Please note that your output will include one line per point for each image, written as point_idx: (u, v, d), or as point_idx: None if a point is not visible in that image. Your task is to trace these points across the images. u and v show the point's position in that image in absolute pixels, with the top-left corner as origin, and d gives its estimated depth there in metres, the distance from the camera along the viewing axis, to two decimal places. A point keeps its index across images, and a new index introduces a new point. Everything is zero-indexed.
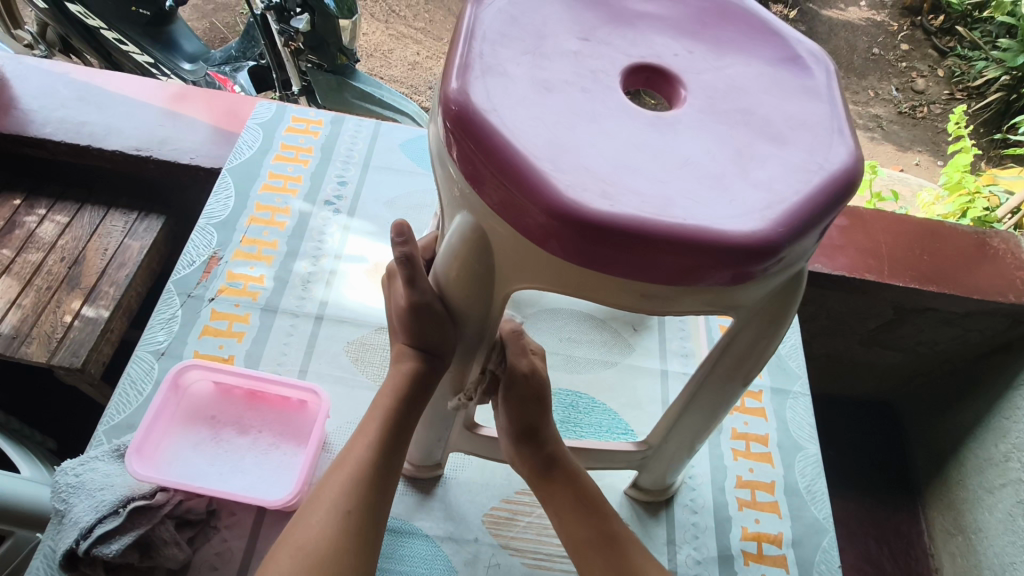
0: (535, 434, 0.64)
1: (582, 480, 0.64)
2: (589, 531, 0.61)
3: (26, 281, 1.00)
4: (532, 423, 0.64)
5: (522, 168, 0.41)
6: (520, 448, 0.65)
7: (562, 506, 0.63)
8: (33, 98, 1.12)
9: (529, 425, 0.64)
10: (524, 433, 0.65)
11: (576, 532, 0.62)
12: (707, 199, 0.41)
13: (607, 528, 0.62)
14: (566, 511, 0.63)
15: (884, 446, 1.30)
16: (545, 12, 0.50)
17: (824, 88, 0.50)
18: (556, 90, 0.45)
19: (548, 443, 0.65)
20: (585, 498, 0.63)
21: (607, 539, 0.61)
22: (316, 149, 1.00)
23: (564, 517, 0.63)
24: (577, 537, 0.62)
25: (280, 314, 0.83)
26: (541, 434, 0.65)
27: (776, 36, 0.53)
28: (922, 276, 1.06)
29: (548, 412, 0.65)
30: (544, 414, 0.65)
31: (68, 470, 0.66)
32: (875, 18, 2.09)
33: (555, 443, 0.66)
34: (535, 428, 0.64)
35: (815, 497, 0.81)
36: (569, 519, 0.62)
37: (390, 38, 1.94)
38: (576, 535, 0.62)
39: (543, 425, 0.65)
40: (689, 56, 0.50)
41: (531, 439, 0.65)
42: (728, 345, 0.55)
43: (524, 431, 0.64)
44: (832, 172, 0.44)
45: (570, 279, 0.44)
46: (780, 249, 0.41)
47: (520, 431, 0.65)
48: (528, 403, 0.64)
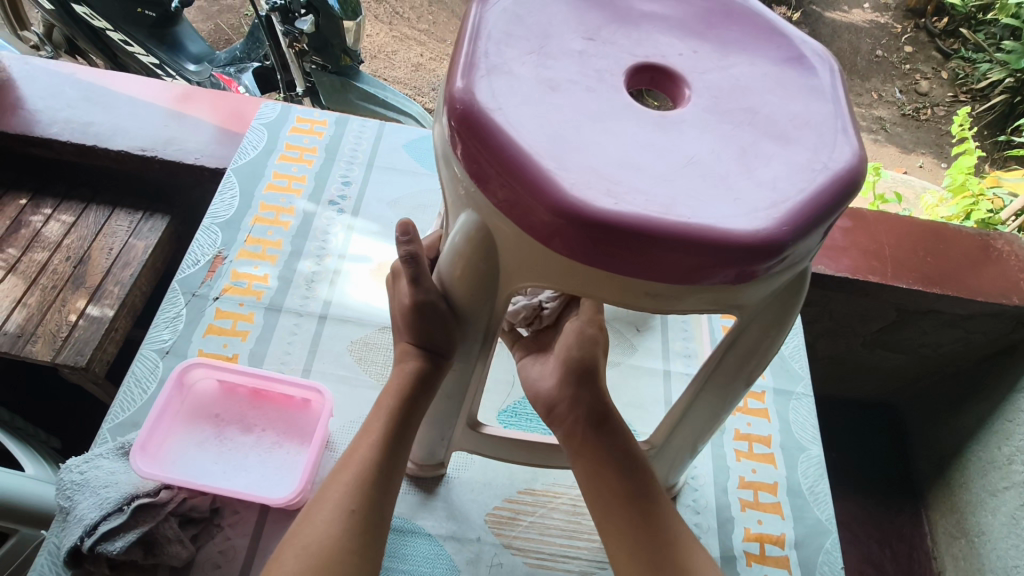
0: (591, 377, 0.66)
1: (626, 435, 0.64)
2: (624, 489, 0.61)
3: (31, 280, 1.01)
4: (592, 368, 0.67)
5: (527, 167, 0.41)
6: (573, 388, 0.66)
7: (603, 458, 0.62)
8: (40, 98, 1.12)
9: (587, 367, 0.67)
10: (581, 375, 0.67)
11: (609, 488, 0.61)
12: (712, 199, 0.42)
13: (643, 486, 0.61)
14: (604, 465, 0.62)
15: (886, 447, 1.30)
16: (551, 11, 0.50)
17: (828, 87, 0.50)
18: (561, 89, 0.45)
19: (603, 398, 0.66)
20: (626, 453, 0.63)
21: (643, 497, 0.60)
22: (320, 149, 1.01)
23: (601, 471, 0.62)
24: (609, 492, 0.61)
25: (284, 313, 0.83)
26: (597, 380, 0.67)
27: (781, 36, 0.53)
28: (925, 277, 1.06)
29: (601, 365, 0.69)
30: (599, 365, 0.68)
31: (73, 468, 0.66)
32: (878, 21, 2.10)
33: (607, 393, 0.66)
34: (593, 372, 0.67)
35: (818, 498, 0.81)
36: (606, 472, 0.61)
37: (394, 40, 1.95)
38: (611, 489, 0.61)
39: (600, 377, 0.67)
40: (693, 56, 0.50)
41: (585, 381, 0.66)
42: (730, 346, 0.55)
43: (582, 372, 0.67)
44: (837, 171, 0.44)
45: (575, 278, 0.44)
46: (785, 247, 0.42)
47: (579, 372, 0.67)
48: (585, 351, 0.68)
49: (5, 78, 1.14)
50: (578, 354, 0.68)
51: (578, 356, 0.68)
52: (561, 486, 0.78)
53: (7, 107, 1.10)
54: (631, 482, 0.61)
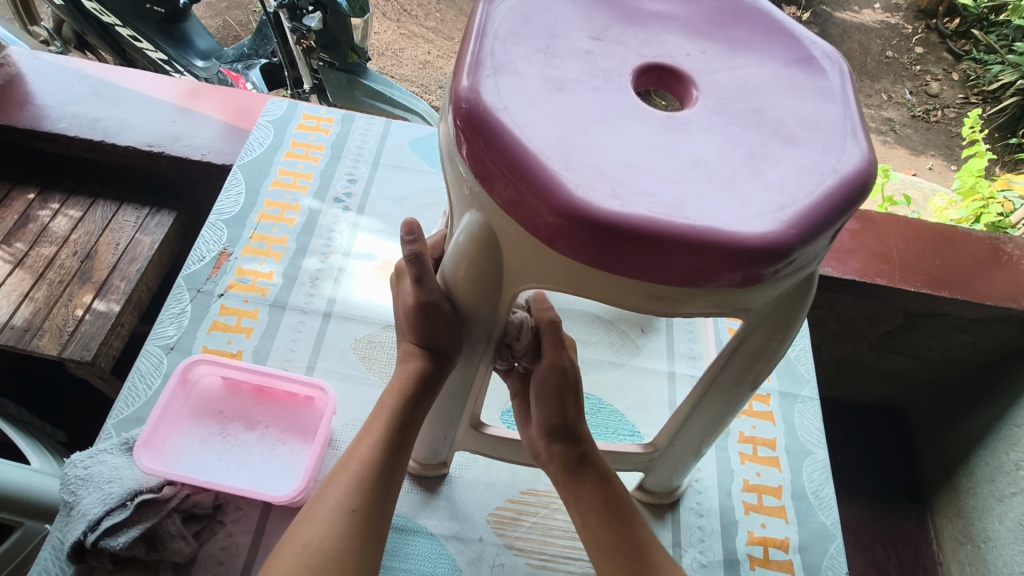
0: (567, 430, 0.65)
1: (610, 483, 0.63)
2: (614, 538, 0.60)
3: (39, 275, 1.01)
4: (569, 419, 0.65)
5: (531, 167, 0.41)
6: (553, 442, 0.65)
7: (589, 508, 0.62)
8: (48, 93, 1.13)
9: (563, 420, 0.65)
10: (557, 428, 0.65)
11: (597, 537, 0.61)
12: (719, 200, 0.41)
13: (632, 534, 0.60)
14: (591, 514, 0.62)
15: (892, 451, 1.29)
16: (558, 11, 0.49)
17: (838, 89, 0.49)
18: (568, 89, 0.45)
19: (581, 443, 0.65)
20: (611, 502, 0.62)
21: (632, 547, 0.59)
22: (326, 146, 1.01)
23: (589, 521, 0.61)
24: (599, 543, 0.60)
25: (289, 310, 0.83)
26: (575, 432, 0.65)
27: (790, 36, 0.53)
28: (934, 281, 1.05)
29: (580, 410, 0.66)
30: (578, 414, 0.66)
31: (77, 463, 0.66)
32: (889, 21, 2.08)
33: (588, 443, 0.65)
34: (570, 424, 0.65)
35: (822, 502, 0.81)
36: (594, 524, 0.61)
37: (402, 37, 1.94)
38: (599, 540, 0.60)
39: (579, 423, 0.65)
40: (701, 56, 0.50)
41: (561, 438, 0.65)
42: (736, 350, 0.55)
43: (557, 427, 0.65)
44: (846, 174, 0.44)
45: (579, 279, 0.44)
46: (792, 251, 0.41)
47: (553, 426, 0.65)
48: (561, 398, 0.65)
49: (15, 73, 1.14)
50: (556, 401, 0.65)
51: (553, 408, 0.65)
52: None
53: (16, 102, 1.11)
54: (620, 530, 0.60)
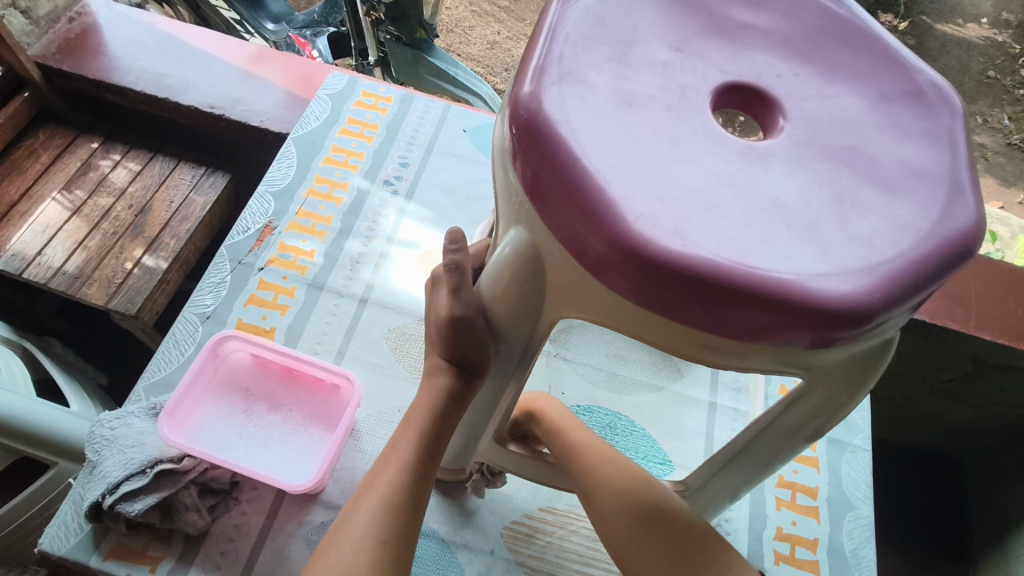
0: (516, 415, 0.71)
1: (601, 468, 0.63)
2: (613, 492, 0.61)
3: (94, 224, 1.03)
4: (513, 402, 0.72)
5: (590, 194, 0.37)
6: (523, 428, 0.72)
7: (584, 471, 0.63)
8: (120, 45, 1.14)
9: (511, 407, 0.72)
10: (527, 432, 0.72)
11: (597, 495, 0.62)
12: (796, 248, 0.36)
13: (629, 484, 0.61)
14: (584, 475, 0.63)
15: (940, 505, 1.21)
16: (637, 15, 0.45)
17: (948, 131, 0.43)
18: (639, 105, 0.40)
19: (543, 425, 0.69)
20: (601, 458, 0.64)
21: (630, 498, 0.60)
22: (382, 126, 0.99)
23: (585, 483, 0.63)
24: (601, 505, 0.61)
25: (326, 292, 0.82)
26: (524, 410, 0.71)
27: (900, 66, 0.47)
28: (1012, 331, 0.96)
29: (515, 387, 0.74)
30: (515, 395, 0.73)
31: (105, 422, 0.67)
32: (994, 38, 1.93)
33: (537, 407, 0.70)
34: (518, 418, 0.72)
35: (860, 563, 0.75)
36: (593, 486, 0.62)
37: (473, 14, 1.91)
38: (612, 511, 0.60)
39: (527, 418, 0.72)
40: (794, 78, 0.44)
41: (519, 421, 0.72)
42: (788, 407, 0.50)
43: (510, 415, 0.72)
44: (947, 234, 0.38)
45: (626, 317, 0.40)
46: (875, 316, 0.36)
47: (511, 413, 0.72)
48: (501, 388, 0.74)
49: (92, 23, 1.16)
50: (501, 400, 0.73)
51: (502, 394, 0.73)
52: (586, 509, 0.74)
53: (89, 51, 1.13)
54: (615, 487, 0.61)
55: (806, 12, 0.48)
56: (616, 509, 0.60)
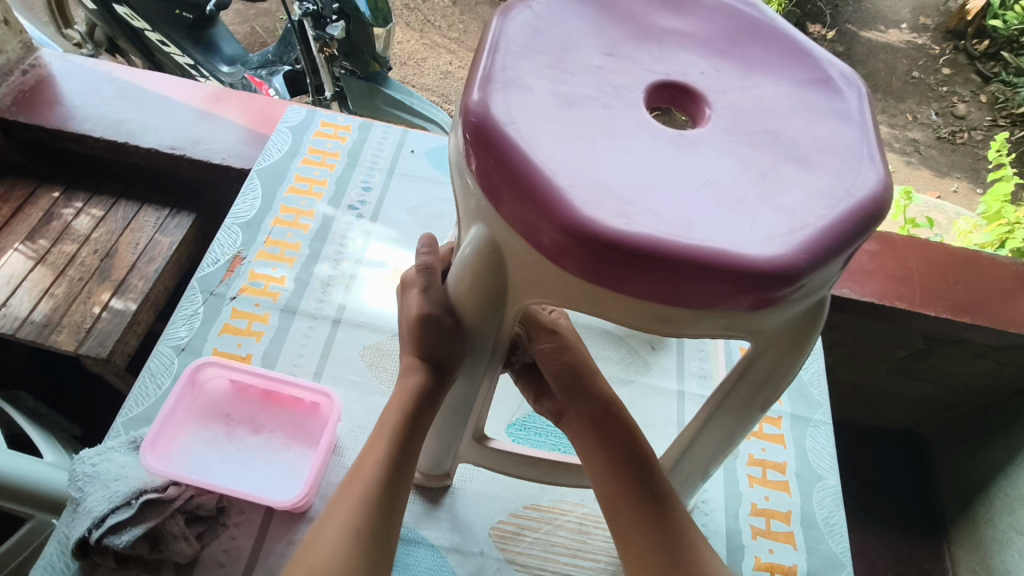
0: (584, 381, 0.68)
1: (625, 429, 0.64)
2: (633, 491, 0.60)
3: (59, 272, 1.03)
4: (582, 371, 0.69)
5: (540, 186, 0.40)
6: (570, 399, 0.68)
7: (614, 460, 0.62)
8: (76, 95, 1.16)
9: (577, 373, 0.68)
10: (568, 384, 0.68)
11: (618, 488, 0.61)
12: (727, 221, 0.41)
13: (653, 484, 0.61)
14: (611, 465, 0.62)
15: (908, 477, 1.26)
16: (571, 26, 0.49)
17: (855, 111, 0.49)
18: (578, 105, 0.44)
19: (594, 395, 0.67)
20: (635, 452, 0.63)
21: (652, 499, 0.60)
22: (343, 153, 1.02)
23: (608, 472, 0.62)
24: (617, 499, 0.61)
25: (299, 315, 0.84)
26: (592, 384, 0.68)
27: (808, 57, 0.52)
28: (956, 306, 1.01)
29: (583, 361, 0.71)
30: (585, 367, 0.70)
31: (85, 459, 0.67)
32: (915, 41, 2.12)
33: (601, 387, 0.68)
34: (575, 380, 0.68)
35: (832, 530, 0.79)
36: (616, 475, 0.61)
37: (425, 47, 1.98)
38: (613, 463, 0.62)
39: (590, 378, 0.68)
40: (716, 74, 0.49)
41: (570, 381, 0.68)
42: (742, 374, 0.54)
43: (570, 381, 0.68)
44: (860, 199, 0.43)
45: (584, 297, 0.44)
46: (802, 275, 0.41)
47: (572, 378, 0.68)
48: (564, 353, 0.70)
49: (46, 74, 1.17)
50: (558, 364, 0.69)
51: (564, 362, 0.69)
52: (569, 503, 0.77)
53: (45, 102, 1.14)
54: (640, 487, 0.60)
55: (722, 16, 0.54)
56: (620, 464, 0.62)
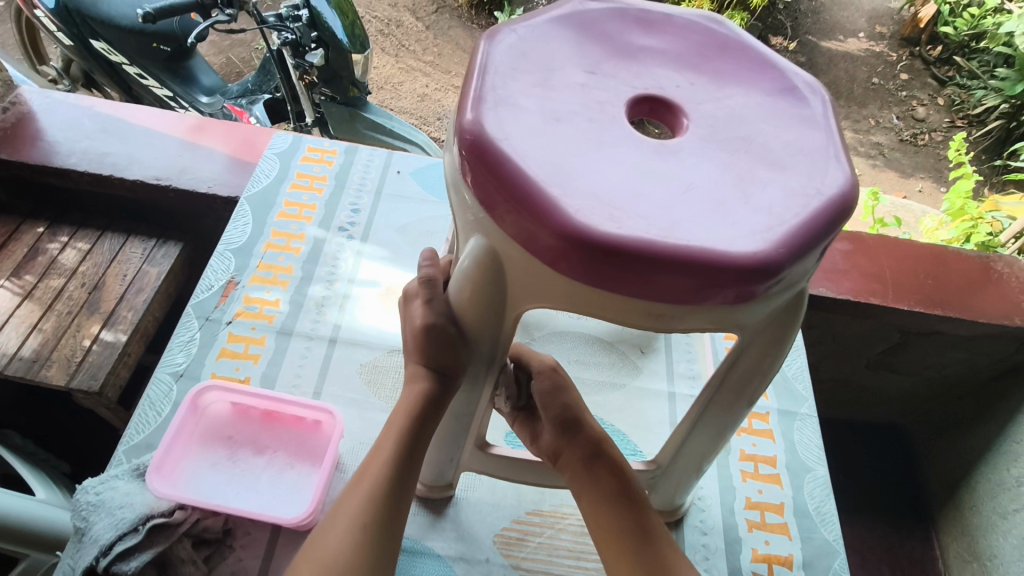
0: (576, 421, 0.67)
1: (618, 467, 0.65)
2: (623, 532, 0.61)
3: (47, 306, 1.03)
4: (575, 411, 0.68)
5: (535, 197, 0.43)
6: (561, 441, 0.68)
7: (605, 502, 0.63)
8: (59, 130, 1.16)
9: (570, 413, 0.68)
10: (564, 424, 0.68)
11: (608, 528, 0.62)
12: (710, 222, 0.44)
13: (643, 525, 0.62)
14: (600, 507, 0.63)
15: (894, 469, 1.30)
16: (553, 47, 0.53)
17: (820, 117, 0.52)
18: (564, 120, 0.47)
19: (592, 435, 0.67)
20: (625, 494, 0.64)
21: (642, 538, 0.61)
22: (330, 177, 1.04)
23: (598, 513, 0.63)
24: (606, 539, 0.62)
25: (295, 337, 0.85)
26: (584, 424, 0.67)
27: (774, 68, 0.56)
28: (927, 299, 1.06)
29: (580, 402, 0.70)
30: (581, 408, 0.69)
31: (88, 489, 0.67)
32: (873, 49, 2.23)
33: (596, 427, 0.68)
34: (573, 420, 0.67)
35: (824, 519, 0.82)
36: (607, 517, 0.62)
37: (401, 71, 2.02)
38: (600, 504, 0.63)
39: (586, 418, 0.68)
40: (690, 87, 0.53)
41: (569, 422, 0.67)
42: (730, 368, 0.57)
43: (563, 421, 0.68)
44: (830, 197, 0.46)
45: (580, 299, 0.46)
46: (782, 268, 0.43)
47: (565, 419, 0.68)
48: (560, 395, 0.69)
49: (27, 111, 1.18)
50: (554, 403, 0.69)
51: (558, 404, 0.68)
52: (569, 507, 0.79)
53: (27, 139, 1.14)
54: (630, 527, 0.62)
55: (692, 33, 0.57)
56: (608, 504, 0.63)
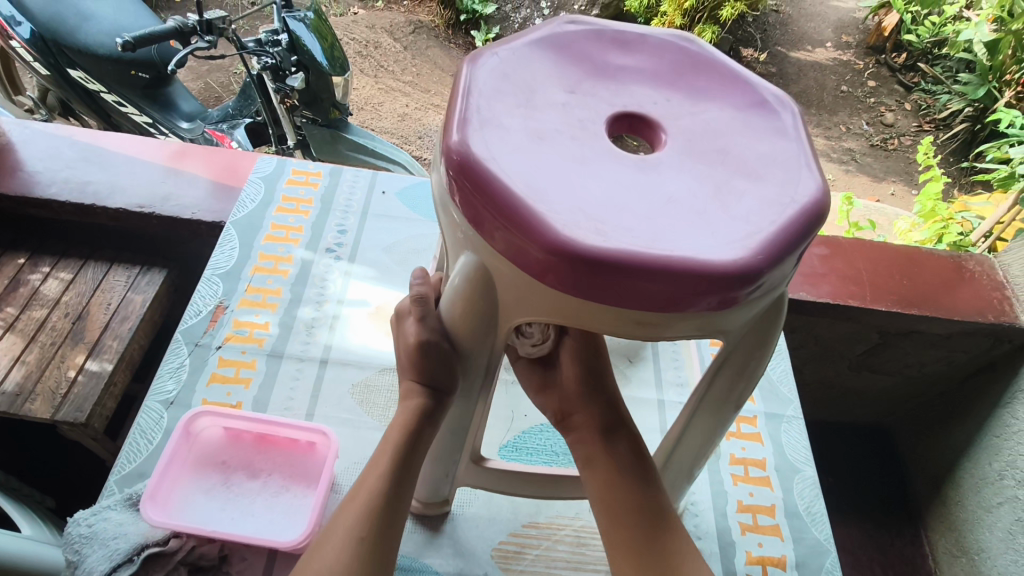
0: (603, 390, 0.72)
1: (636, 440, 0.68)
2: (632, 497, 0.63)
3: (30, 338, 1.02)
4: (605, 382, 0.73)
5: (523, 213, 0.44)
6: (583, 404, 0.71)
7: (619, 466, 0.65)
8: (38, 160, 1.16)
9: (601, 382, 0.72)
10: (592, 390, 0.71)
11: (621, 497, 0.63)
12: (692, 232, 0.45)
13: (654, 500, 0.64)
14: (615, 476, 0.64)
15: (880, 469, 1.32)
16: (535, 68, 0.55)
17: (791, 128, 0.54)
18: (548, 139, 0.49)
19: (616, 406, 0.71)
20: (640, 467, 0.65)
21: (653, 511, 0.63)
22: (316, 200, 1.04)
23: (611, 481, 0.64)
24: (614, 502, 0.63)
25: (286, 359, 0.85)
26: (609, 393, 0.72)
27: (745, 83, 0.58)
28: (904, 299, 1.09)
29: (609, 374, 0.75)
30: (609, 379, 0.74)
31: (80, 521, 0.66)
32: (840, 58, 2.30)
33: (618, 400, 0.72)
34: (603, 388, 0.72)
35: (815, 518, 0.83)
36: (619, 481, 0.64)
37: (381, 92, 2.04)
38: (616, 472, 0.64)
39: (612, 389, 0.73)
40: (667, 103, 0.55)
41: (598, 388, 0.72)
42: (718, 372, 0.59)
43: (592, 387, 0.72)
44: (804, 204, 0.48)
45: (569, 311, 0.48)
46: (761, 274, 0.45)
47: (592, 386, 0.72)
48: (593, 363, 0.74)
49: (5, 142, 1.17)
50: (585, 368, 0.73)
51: (588, 372, 0.72)
52: (565, 518, 0.79)
53: (6, 170, 1.13)
54: (642, 493, 0.63)
55: (666, 52, 0.60)
56: (624, 474, 0.64)
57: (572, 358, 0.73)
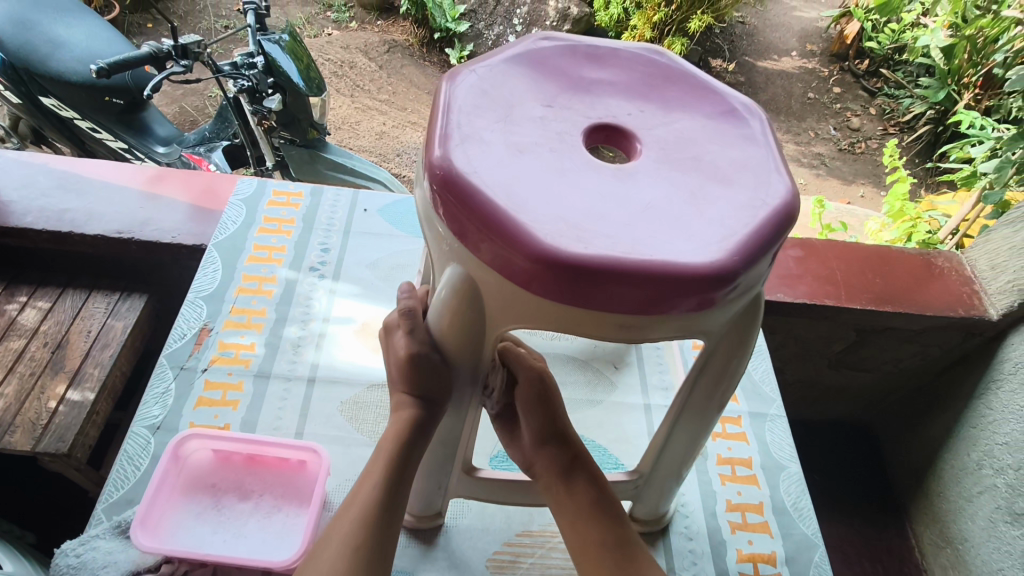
0: (559, 432, 0.70)
1: (596, 479, 0.67)
2: (598, 541, 0.63)
3: (8, 369, 1.01)
4: (558, 424, 0.70)
5: (505, 224, 0.46)
6: (540, 453, 0.70)
7: (582, 510, 0.65)
8: (13, 189, 1.14)
9: (554, 425, 0.70)
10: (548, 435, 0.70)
11: (587, 541, 0.64)
12: (670, 237, 0.47)
13: (621, 535, 0.64)
14: (579, 519, 0.65)
15: (863, 464, 1.35)
16: (512, 84, 0.56)
17: (759, 134, 0.57)
18: (528, 152, 0.51)
19: (572, 447, 0.69)
20: (602, 505, 0.66)
21: (619, 547, 0.63)
22: (297, 219, 1.05)
23: (577, 524, 0.65)
24: (583, 549, 0.64)
25: (273, 379, 0.85)
26: (563, 434, 0.70)
27: (714, 93, 0.60)
28: (878, 297, 1.12)
29: (563, 412, 0.71)
30: (563, 418, 0.71)
31: (68, 552, 0.66)
32: (806, 66, 2.38)
33: (574, 439, 0.70)
34: (559, 431, 0.70)
35: (802, 514, 0.85)
36: (584, 525, 0.64)
37: (358, 111, 2.05)
38: (579, 515, 0.65)
39: (568, 429, 0.70)
40: (641, 114, 0.57)
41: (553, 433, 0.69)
42: (700, 372, 0.60)
43: (547, 432, 0.70)
44: (775, 206, 0.50)
45: (555, 317, 0.49)
46: (737, 275, 0.47)
47: (545, 432, 0.70)
48: (546, 404, 0.70)
49: None
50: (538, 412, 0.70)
51: (539, 417, 0.70)
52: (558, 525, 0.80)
53: None
54: (607, 533, 0.64)
55: (637, 65, 0.62)
56: (585, 516, 0.65)
57: (523, 401, 0.70)
